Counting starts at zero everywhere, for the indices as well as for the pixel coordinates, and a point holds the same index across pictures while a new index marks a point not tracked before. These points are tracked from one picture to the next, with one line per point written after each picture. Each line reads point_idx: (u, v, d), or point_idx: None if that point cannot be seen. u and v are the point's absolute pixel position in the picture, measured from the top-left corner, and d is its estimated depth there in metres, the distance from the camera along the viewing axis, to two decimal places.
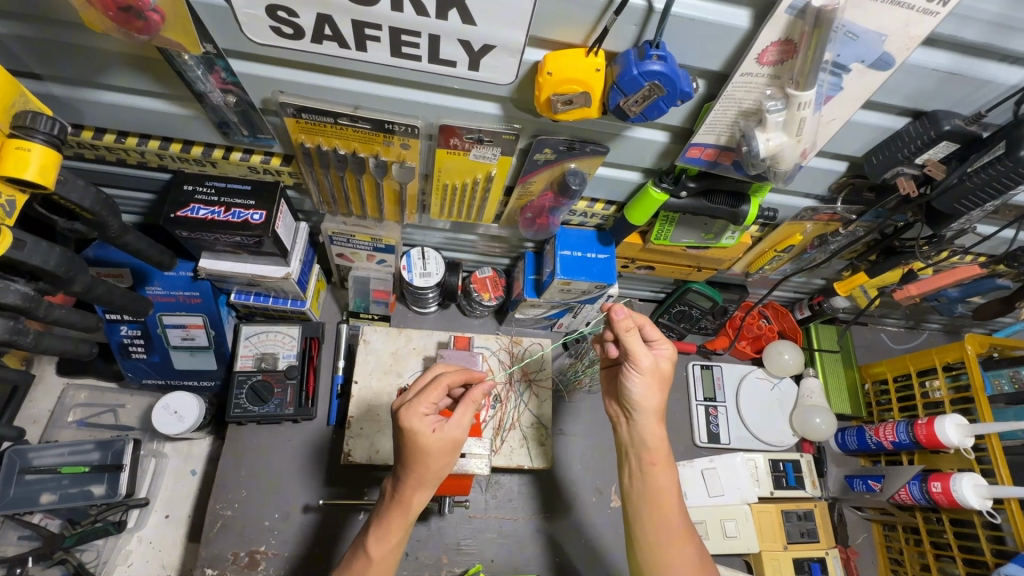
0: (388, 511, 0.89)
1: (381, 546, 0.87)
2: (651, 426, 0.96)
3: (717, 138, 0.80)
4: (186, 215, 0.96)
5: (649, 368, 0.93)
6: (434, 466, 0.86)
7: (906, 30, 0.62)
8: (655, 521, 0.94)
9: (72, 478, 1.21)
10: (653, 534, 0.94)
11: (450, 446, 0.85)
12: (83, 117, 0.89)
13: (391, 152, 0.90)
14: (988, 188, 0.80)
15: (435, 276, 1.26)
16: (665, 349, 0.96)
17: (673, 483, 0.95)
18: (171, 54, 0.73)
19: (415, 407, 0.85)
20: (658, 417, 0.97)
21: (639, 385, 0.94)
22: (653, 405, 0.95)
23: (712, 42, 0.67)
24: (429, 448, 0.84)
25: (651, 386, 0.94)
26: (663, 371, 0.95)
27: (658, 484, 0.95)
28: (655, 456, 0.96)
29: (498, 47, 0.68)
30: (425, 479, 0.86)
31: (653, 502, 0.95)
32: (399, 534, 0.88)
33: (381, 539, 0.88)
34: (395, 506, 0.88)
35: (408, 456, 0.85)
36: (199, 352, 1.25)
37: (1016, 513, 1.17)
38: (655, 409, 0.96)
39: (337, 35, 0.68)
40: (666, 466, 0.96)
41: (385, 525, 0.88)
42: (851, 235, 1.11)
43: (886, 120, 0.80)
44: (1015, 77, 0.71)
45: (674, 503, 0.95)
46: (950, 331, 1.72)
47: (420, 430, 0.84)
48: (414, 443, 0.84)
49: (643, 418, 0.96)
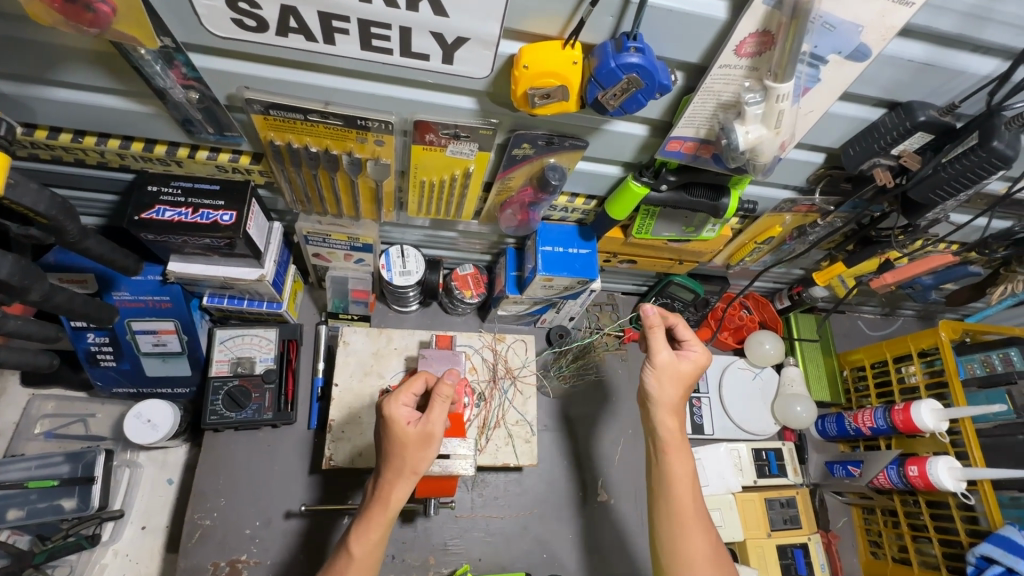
0: (371, 507, 0.88)
1: (364, 544, 0.86)
2: (666, 420, 0.97)
3: (696, 131, 0.79)
4: (151, 217, 0.93)
5: (666, 364, 0.98)
6: (412, 459, 0.86)
7: (882, 22, 0.62)
8: (671, 504, 0.95)
9: (40, 492, 1.17)
10: (668, 518, 0.95)
11: (426, 438, 0.86)
12: (36, 116, 0.84)
13: (366, 148, 0.87)
14: (962, 178, 0.81)
15: (415, 275, 1.23)
16: (694, 353, 1.01)
17: (686, 470, 0.95)
18: (126, 48, 0.69)
19: (395, 398, 0.88)
20: (676, 414, 0.98)
21: (655, 379, 0.98)
22: (670, 401, 0.97)
23: (690, 34, 0.66)
24: (405, 438, 0.85)
25: (665, 383, 0.97)
26: (681, 368, 0.98)
27: (670, 471, 0.96)
28: (670, 444, 0.97)
29: (471, 40, 0.66)
30: (402, 471, 0.86)
31: (667, 487, 0.96)
32: (380, 530, 0.86)
33: (362, 538, 0.87)
34: (377, 503, 0.87)
35: (387, 447, 0.87)
36: (171, 358, 1.22)
37: (988, 493, 1.20)
38: (670, 404, 0.98)
39: (303, 27, 0.65)
40: (681, 451, 0.97)
41: (365, 523, 0.87)
42: (829, 226, 1.12)
43: (862, 112, 0.80)
44: (987, 67, 0.71)
45: (687, 490, 0.95)
46: (924, 317, 1.76)
47: (397, 419, 0.86)
48: (391, 431, 0.86)
49: (658, 411, 0.98)
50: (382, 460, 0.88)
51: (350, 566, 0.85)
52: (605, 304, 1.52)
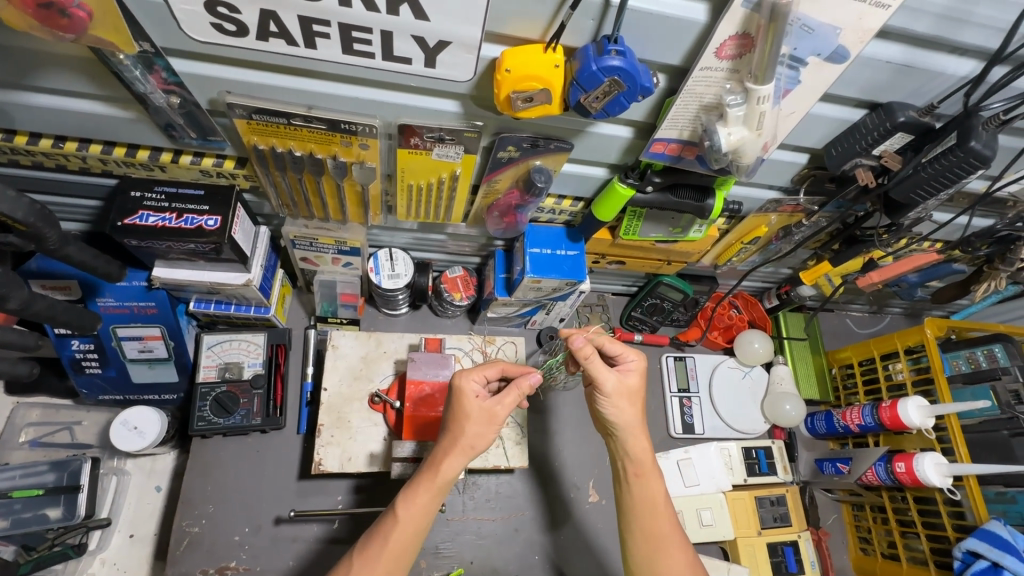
0: (419, 472, 0.89)
1: (410, 507, 0.87)
2: (637, 443, 0.95)
3: (680, 132, 0.80)
4: (134, 223, 0.92)
5: (615, 388, 0.93)
6: (470, 433, 0.88)
7: (859, 24, 0.63)
8: (648, 527, 0.94)
9: (24, 502, 1.16)
10: (645, 543, 0.94)
11: (490, 418, 0.89)
12: (15, 122, 0.83)
13: (351, 152, 0.87)
14: (941, 178, 0.81)
15: (404, 277, 1.23)
16: (634, 365, 0.96)
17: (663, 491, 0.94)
18: (104, 53, 0.68)
19: (470, 372, 0.92)
20: (641, 429, 0.96)
21: (616, 407, 0.93)
22: (634, 422, 0.95)
23: (670, 37, 0.66)
24: (471, 411, 0.89)
25: (623, 404, 0.94)
26: (629, 384, 0.94)
27: (648, 493, 0.95)
28: (644, 467, 0.95)
29: (453, 44, 0.66)
30: (459, 443, 0.88)
31: (644, 511, 0.95)
32: (427, 497, 0.87)
33: (409, 501, 0.87)
34: (426, 471, 0.89)
35: (452, 418, 0.90)
36: (157, 364, 1.21)
37: (973, 488, 1.22)
38: (634, 424, 0.95)
39: (284, 31, 0.65)
40: (654, 475, 0.95)
41: (414, 487, 0.88)
42: (814, 225, 1.12)
43: (843, 113, 0.81)
44: (965, 68, 0.72)
45: (664, 509, 0.95)
46: (911, 314, 1.77)
47: (468, 392, 0.89)
48: (460, 402, 0.89)
49: (627, 435, 0.95)
50: (442, 433, 0.91)
51: (394, 531, 0.86)
52: (595, 305, 1.54)
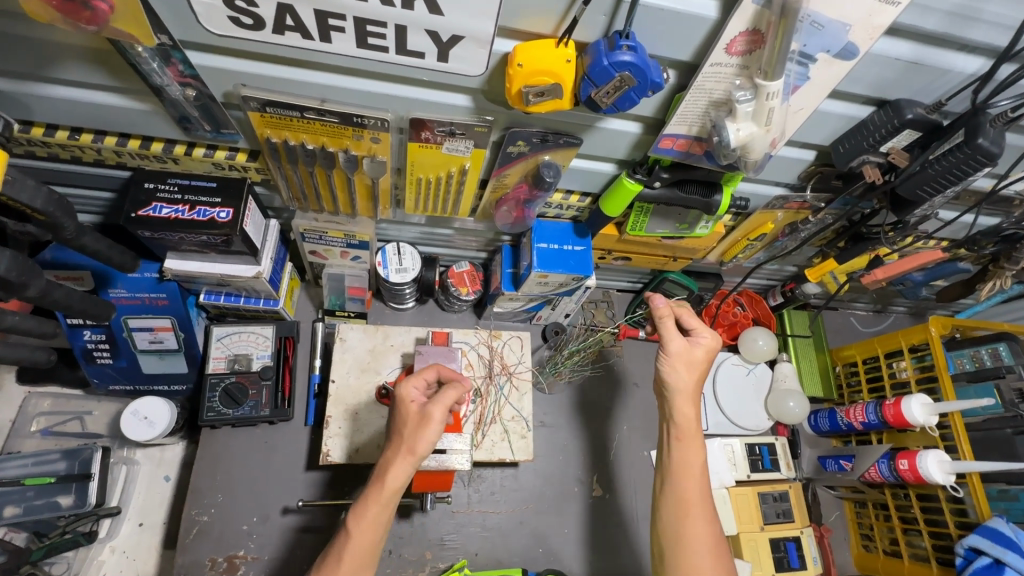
0: (367, 489, 0.88)
1: (359, 520, 0.86)
2: (682, 409, 0.98)
3: (689, 128, 0.81)
4: (147, 214, 0.94)
5: (678, 353, 0.98)
6: (409, 440, 0.87)
7: (869, 21, 0.63)
8: (681, 495, 0.94)
9: (37, 489, 1.18)
10: (675, 511, 0.94)
11: (426, 421, 0.87)
12: (32, 114, 0.85)
13: (362, 146, 0.88)
14: (948, 175, 0.82)
15: (411, 272, 1.24)
16: (703, 340, 1.00)
17: (698, 458, 0.95)
18: (122, 46, 0.69)
19: (409, 380, 0.93)
20: (693, 400, 0.99)
21: (674, 371, 0.98)
22: (687, 390, 0.99)
23: (681, 33, 0.67)
24: (407, 417, 0.89)
25: (681, 371, 0.98)
26: (693, 353, 0.99)
27: (685, 459, 0.96)
28: (685, 432, 0.97)
29: (466, 38, 0.67)
30: (400, 450, 0.87)
31: (680, 479, 0.95)
32: (375, 512, 0.86)
33: (359, 517, 0.86)
34: (374, 485, 0.88)
35: (395, 430, 0.90)
36: (167, 355, 1.22)
37: (976, 486, 1.22)
38: (687, 390, 0.99)
39: (300, 25, 0.66)
40: (694, 442, 0.97)
41: (362, 502, 0.87)
42: (821, 222, 1.13)
43: (850, 110, 0.81)
44: (973, 65, 0.73)
45: (698, 478, 0.95)
46: (915, 313, 1.78)
47: (405, 398, 0.90)
48: (399, 408, 0.90)
49: (676, 399, 0.98)
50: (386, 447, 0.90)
51: (346, 547, 0.85)
52: (600, 301, 1.54)
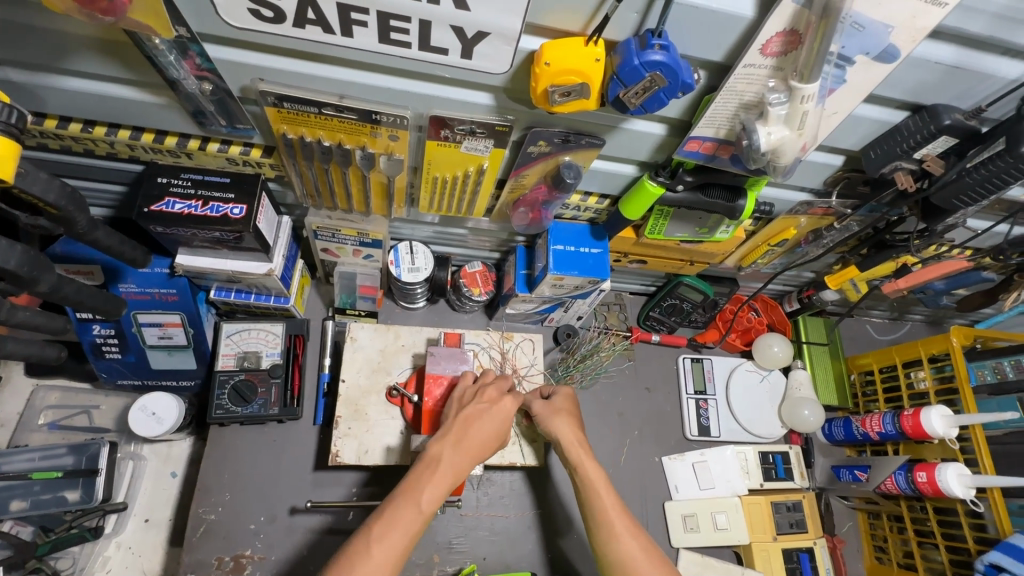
0: (449, 459, 0.88)
1: (435, 493, 0.85)
2: (571, 438, 1.00)
3: (717, 131, 0.78)
4: (160, 209, 0.92)
5: (541, 408, 1.03)
6: (489, 429, 0.92)
7: (913, 23, 0.61)
8: (601, 513, 0.93)
9: (44, 484, 1.17)
10: (604, 537, 0.92)
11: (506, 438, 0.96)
12: (45, 105, 0.83)
13: (379, 143, 0.86)
14: (985, 184, 0.79)
15: (423, 271, 1.23)
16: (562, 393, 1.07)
17: (598, 469, 0.96)
18: (140, 38, 0.68)
19: (502, 390, 0.97)
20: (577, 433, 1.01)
21: (554, 427, 1.01)
22: (571, 434, 1.00)
23: (716, 32, 0.65)
24: (501, 426, 0.94)
25: (553, 417, 1.02)
26: (554, 407, 1.04)
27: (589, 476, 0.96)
28: (577, 452, 0.98)
29: (492, 34, 0.65)
30: (488, 448, 0.92)
31: (594, 495, 0.95)
32: (448, 488, 0.87)
33: (435, 486, 0.86)
34: (456, 459, 0.88)
35: (470, 410, 0.93)
36: (177, 351, 1.21)
37: (997, 501, 1.19)
38: (572, 435, 1.00)
39: (322, 19, 0.64)
40: (589, 459, 0.98)
41: (443, 472, 0.87)
42: (845, 229, 1.10)
43: (885, 114, 0.79)
44: (1017, 70, 0.70)
45: (605, 492, 0.95)
46: (933, 321, 1.75)
47: (504, 407, 0.94)
48: (494, 412, 0.93)
49: (561, 435, 1.00)
50: (467, 426, 0.91)
51: (417, 512, 0.83)
52: (614, 303, 1.52)
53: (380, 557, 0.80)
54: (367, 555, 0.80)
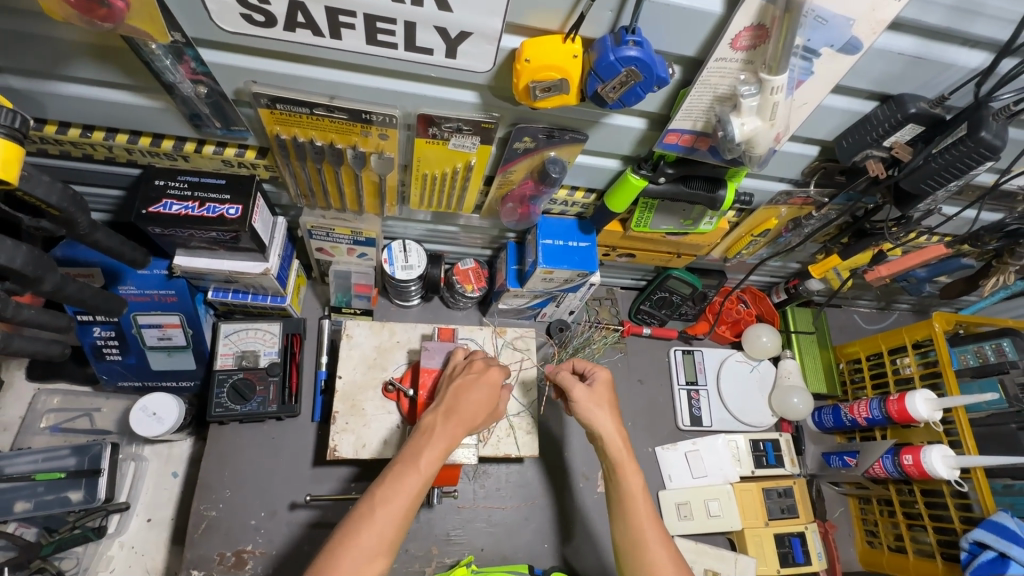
0: (445, 428, 0.92)
1: (434, 457, 0.89)
2: (618, 437, 0.99)
3: (694, 123, 0.82)
4: (158, 211, 0.94)
5: (585, 397, 1.01)
6: (473, 394, 0.95)
7: (873, 15, 0.64)
8: (636, 528, 0.93)
9: (47, 485, 1.19)
10: (632, 550, 0.92)
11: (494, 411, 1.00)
12: (46, 111, 0.86)
13: (370, 142, 0.89)
14: (951, 169, 0.83)
15: (417, 268, 1.25)
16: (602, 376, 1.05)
17: (640, 482, 0.96)
18: (136, 43, 0.71)
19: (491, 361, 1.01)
20: (620, 431, 1.00)
21: (594, 417, 1.00)
22: (614, 431, 0.99)
23: (687, 28, 0.68)
24: (489, 397, 0.97)
25: (594, 408, 1.01)
26: (598, 394, 1.02)
27: (629, 486, 0.96)
28: (621, 459, 0.97)
29: (475, 34, 0.68)
30: (478, 421, 0.95)
31: (630, 506, 0.95)
32: (445, 454, 0.90)
33: (433, 453, 0.89)
34: (450, 431, 0.91)
35: (455, 383, 0.98)
36: (176, 352, 1.23)
37: (981, 481, 1.22)
38: (615, 431, 0.99)
39: (311, 22, 0.67)
40: (632, 467, 0.97)
41: (439, 439, 0.90)
42: (824, 218, 1.14)
43: (855, 104, 0.82)
44: (976, 60, 0.73)
45: (644, 505, 0.95)
46: (918, 310, 1.78)
47: (492, 378, 0.98)
48: (485, 385, 0.97)
49: (607, 433, 0.99)
50: (460, 400, 0.95)
51: (417, 478, 0.87)
52: (604, 298, 1.56)
53: (383, 520, 0.83)
54: (371, 518, 0.83)
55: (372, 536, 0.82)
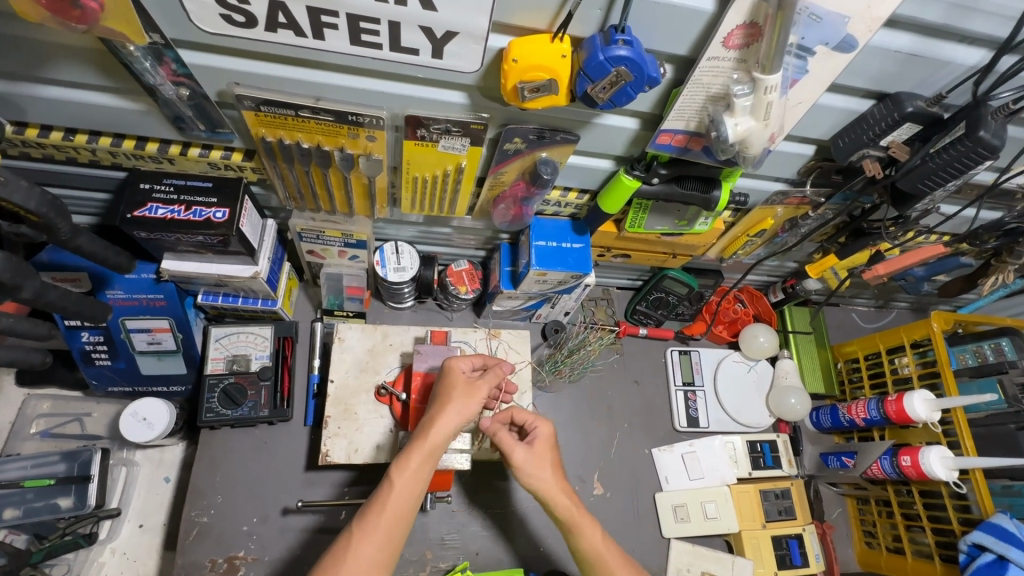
0: (411, 443, 0.88)
1: (404, 475, 0.85)
2: (560, 494, 0.93)
3: (687, 123, 0.80)
4: (143, 215, 0.93)
5: (526, 456, 0.95)
6: (460, 402, 0.90)
7: (868, 12, 0.63)
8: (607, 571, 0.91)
9: (37, 492, 1.18)
10: None
11: (471, 387, 0.92)
12: (27, 115, 0.84)
13: (357, 144, 0.88)
14: (949, 169, 0.81)
15: (409, 271, 1.24)
16: (541, 429, 0.98)
17: (597, 533, 0.93)
18: (115, 45, 0.69)
19: (460, 358, 0.99)
20: (563, 487, 0.94)
21: (535, 480, 0.93)
22: (557, 484, 0.94)
23: (678, 27, 0.66)
24: (457, 381, 0.93)
25: (537, 470, 0.94)
26: (540, 450, 0.96)
27: (590, 540, 0.93)
28: (574, 514, 0.93)
29: (460, 34, 0.66)
30: (448, 407, 0.90)
31: (596, 555, 0.92)
32: (417, 462, 0.86)
33: (402, 469, 0.85)
34: (418, 440, 0.88)
35: (440, 395, 0.93)
36: (166, 356, 1.22)
37: (979, 482, 1.21)
38: (556, 487, 0.94)
39: (292, 22, 0.66)
40: (586, 520, 0.93)
41: (406, 455, 0.87)
42: (821, 217, 1.12)
43: (851, 103, 0.81)
44: (974, 57, 0.72)
45: (609, 553, 0.92)
46: (916, 308, 1.77)
47: (456, 368, 0.95)
48: (450, 377, 0.94)
49: (550, 495, 0.93)
50: (430, 408, 0.92)
51: (390, 496, 0.83)
52: (600, 299, 1.55)
53: (362, 548, 0.80)
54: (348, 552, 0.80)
55: (356, 571, 0.78)
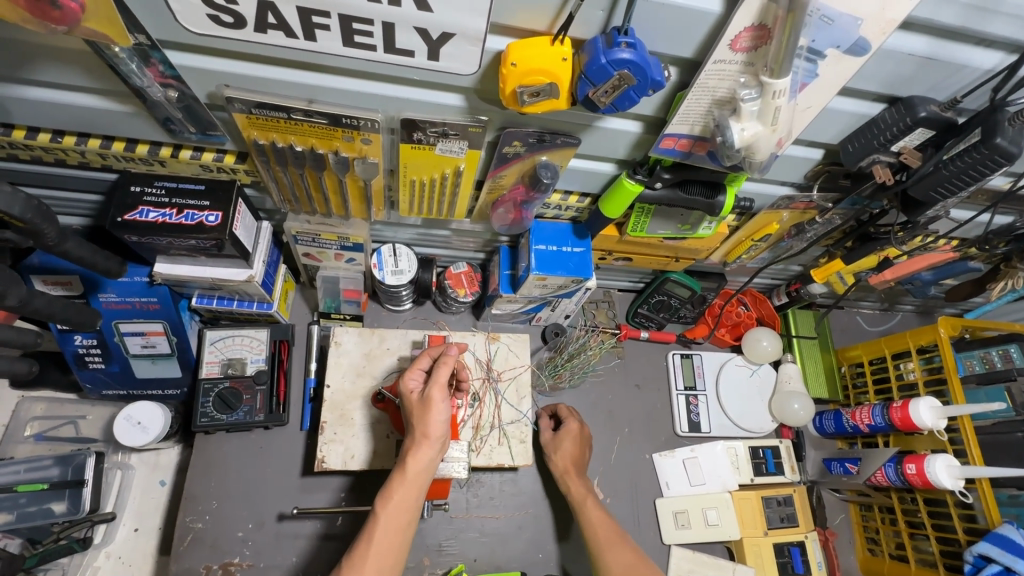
0: (389, 480, 0.89)
1: (387, 514, 0.88)
2: (575, 480, 1.19)
3: (691, 128, 0.77)
4: (135, 219, 0.91)
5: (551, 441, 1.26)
6: (419, 425, 0.89)
7: (883, 14, 0.60)
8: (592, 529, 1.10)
9: (30, 496, 1.16)
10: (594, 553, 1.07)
11: (424, 402, 0.90)
12: (13, 117, 0.82)
13: (353, 147, 0.85)
14: (965, 175, 0.78)
15: (407, 274, 1.22)
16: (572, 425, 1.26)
17: (599, 512, 1.12)
18: (98, 46, 0.67)
19: (411, 372, 0.96)
20: (574, 468, 1.21)
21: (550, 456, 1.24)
22: (566, 463, 1.22)
23: (683, 28, 0.64)
24: (412, 406, 0.92)
25: (562, 446, 1.24)
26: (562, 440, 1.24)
27: (592, 517, 1.12)
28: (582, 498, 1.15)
29: (456, 35, 0.64)
30: (416, 436, 0.89)
31: (592, 530, 1.10)
32: (397, 496, 0.88)
33: (385, 507, 0.88)
34: (395, 476, 0.89)
35: (409, 425, 0.92)
36: (161, 359, 1.20)
37: (986, 491, 1.19)
38: (569, 464, 1.22)
39: (282, 22, 0.63)
40: (592, 501, 1.15)
41: (387, 489, 0.89)
42: (828, 222, 1.10)
43: (861, 107, 0.78)
44: (991, 61, 0.69)
45: (604, 523, 1.10)
46: (923, 311, 1.74)
47: (407, 391, 0.94)
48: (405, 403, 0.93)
49: (565, 474, 1.21)
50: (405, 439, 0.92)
51: (375, 534, 0.87)
52: (601, 301, 1.53)
53: None
54: None
55: None
